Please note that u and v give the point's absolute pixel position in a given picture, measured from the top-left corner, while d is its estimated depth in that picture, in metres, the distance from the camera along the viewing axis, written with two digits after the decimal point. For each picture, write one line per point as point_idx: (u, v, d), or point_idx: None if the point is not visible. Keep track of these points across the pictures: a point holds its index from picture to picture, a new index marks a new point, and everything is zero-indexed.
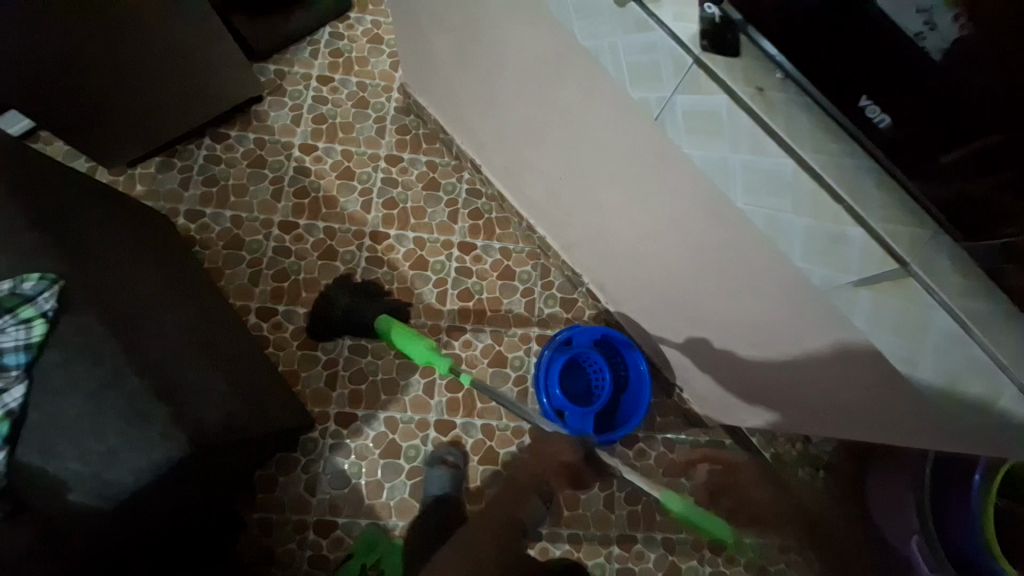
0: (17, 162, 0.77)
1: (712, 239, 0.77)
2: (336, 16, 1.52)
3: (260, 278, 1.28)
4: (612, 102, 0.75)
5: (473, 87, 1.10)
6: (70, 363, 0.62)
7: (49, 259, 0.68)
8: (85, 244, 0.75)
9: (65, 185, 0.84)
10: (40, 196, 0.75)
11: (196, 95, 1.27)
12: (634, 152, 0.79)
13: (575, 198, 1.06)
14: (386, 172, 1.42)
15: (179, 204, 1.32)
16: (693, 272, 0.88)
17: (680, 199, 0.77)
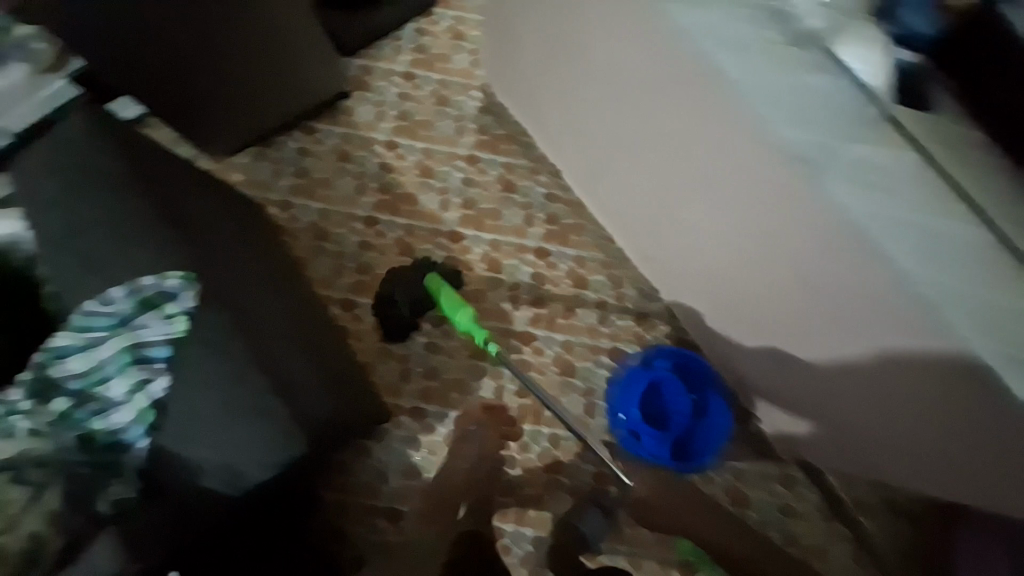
0: (149, 158, 0.81)
1: (788, 255, 0.80)
2: (420, 11, 1.52)
3: (343, 270, 1.34)
4: (717, 121, 0.75)
5: (565, 92, 1.06)
6: (205, 358, 0.66)
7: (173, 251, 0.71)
8: (208, 239, 0.79)
9: (187, 180, 0.88)
10: (168, 191, 0.79)
11: (292, 88, 1.31)
12: (725, 171, 0.80)
13: (649, 209, 1.04)
14: (464, 172, 1.43)
15: (271, 194, 1.38)
16: (750, 280, 0.91)
17: (762, 216, 0.79)
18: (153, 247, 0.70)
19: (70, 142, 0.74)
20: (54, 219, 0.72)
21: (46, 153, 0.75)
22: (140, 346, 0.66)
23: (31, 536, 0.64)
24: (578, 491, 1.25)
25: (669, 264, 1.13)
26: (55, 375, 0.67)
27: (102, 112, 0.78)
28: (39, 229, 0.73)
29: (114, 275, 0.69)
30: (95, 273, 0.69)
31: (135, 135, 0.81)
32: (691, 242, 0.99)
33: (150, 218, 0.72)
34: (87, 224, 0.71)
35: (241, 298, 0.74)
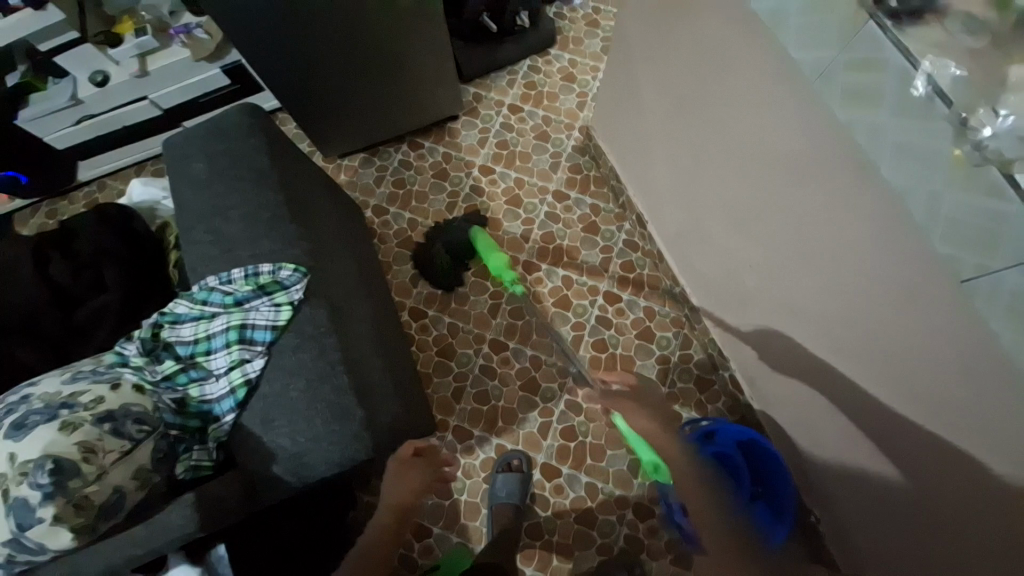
0: (289, 155, 0.90)
1: (909, 363, 0.70)
2: (538, 51, 1.60)
3: (419, 280, 1.39)
4: (849, 201, 0.67)
5: (676, 142, 1.05)
6: (299, 348, 0.70)
7: (296, 247, 0.77)
8: (321, 237, 0.85)
9: (313, 179, 0.96)
10: (298, 189, 0.86)
11: (409, 104, 1.41)
12: (852, 254, 0.71)
13: (749, 271, 1.01)
14: (551, 207, 1.45)
15: (370, 198, 1.48)
16: (856, 369, 0.83)
17: (888, 313, 0.70)
18: (277, 238, 0.77)
19: (228, 133, 0.84)
20: (198, 197, 0.80)
21: (202, 138, 0.84)
22: (246, 326, 0.70)
23: (116, 489, 0.63)
24: (608, 553, 1.19)
25: (762, 333, 1.06)
26: (168, 338, 0.73)
27: (261, 110, 0.87)
28: (182, 204, 0.81)
29: (240, 257, 0.76)
30: (224, 253, 0.77)
31: (282, 135, 0.90)
32: (786, 313, 0.95)
33: (278, 210, 0.79)
34: (225, 206, 0.79)
35: (338, 298, 0.79)
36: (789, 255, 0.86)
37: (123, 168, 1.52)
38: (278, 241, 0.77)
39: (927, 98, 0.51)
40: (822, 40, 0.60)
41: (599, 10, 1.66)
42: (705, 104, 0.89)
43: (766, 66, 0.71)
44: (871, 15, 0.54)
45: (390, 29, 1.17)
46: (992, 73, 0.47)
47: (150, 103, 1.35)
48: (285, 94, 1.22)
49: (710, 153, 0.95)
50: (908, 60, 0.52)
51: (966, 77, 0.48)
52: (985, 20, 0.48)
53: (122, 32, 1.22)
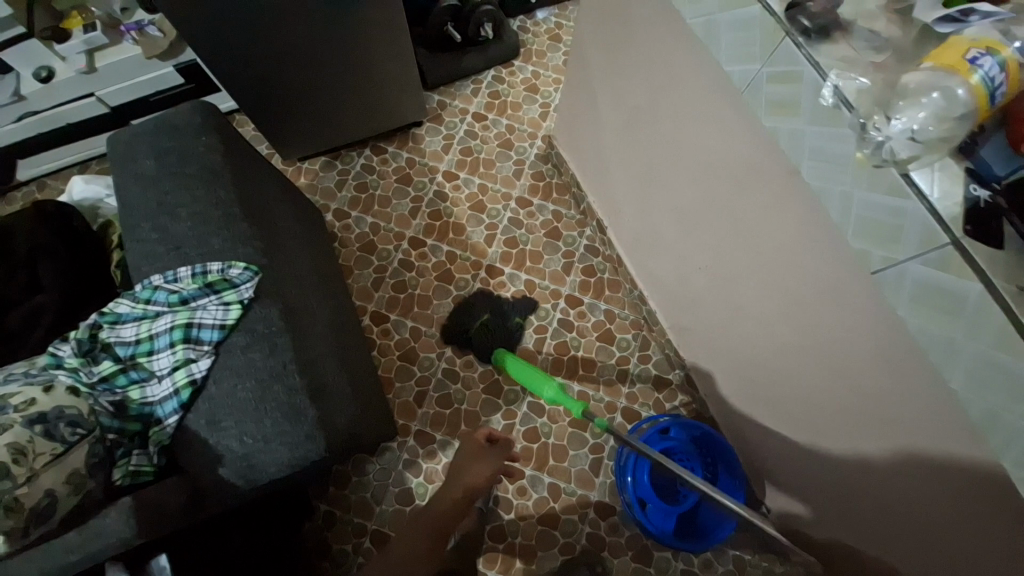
0: (243, 153, 0.88)
1: (836, 353, 0.75)
2: (503, 61, 1.64)
3: (381, 284, 1.38)
4: (778, 202, 0.72)
5: (630, 150, 1.10)
6: (249, 347, 0.68)
7: (250, 246, 0.76)
8: (275, 236, 0.83)
9: (269, 180, 0.95)
10: (252, 187, 0.85)
11: (371, 109, 1.41)
12: (784, 254, 0.76)
13: (698, 272, 1.05)
14: (514, 213, 1.48)
15: (331, 201, 1.46)
16: (794, 361, 0.88)
17: (816, 307, 0.75)
18: (228, 235, 0.75)
19: (179, 129, 0.82)
20: (145, 193, 0.78)
21: (151, 134, 0.82)
22: (192, 325, 0.67)
23: (49, 492, 0.61)
24: (572, 554, 1.19)
25: (711, 331, 1.12)
26: (107, 338, 0.68)
27: (216, 108, 0.86)
28: (127, 200, 0.79)
29: (189, 256, 0.74)
30: (170, 251, 0.74)
31: (236, 133, 0.88)
32: (733, 312, 1.00)
33: (231, 208, 0.77)
34: (173, 202, 0.77)
35: (293, 297, 0.78)
36: (732, 256, 0.91)
37: (65, 167, 1.44)
38: (228, 239, 0.75)
39: (834, 107, 0.57)
40: (748, 54, 0.66)
41: (561, 25, 1.72)
42: (654, 113, 0.94)
43: (703, 75, 0.75)
44: (786, 33, 0.60)
45: (353, 33, 1.17)
46: (889, 81, 0.53)
47: (97, 101, 1.29)
48: (242, 95, 1.20)
49: (660, 159, 1.00)
50: (819, 72, 0.58)
51: (869, 87, 0.55)
52: (885, 38, 0.57)
53: (70, 27, 1.17)
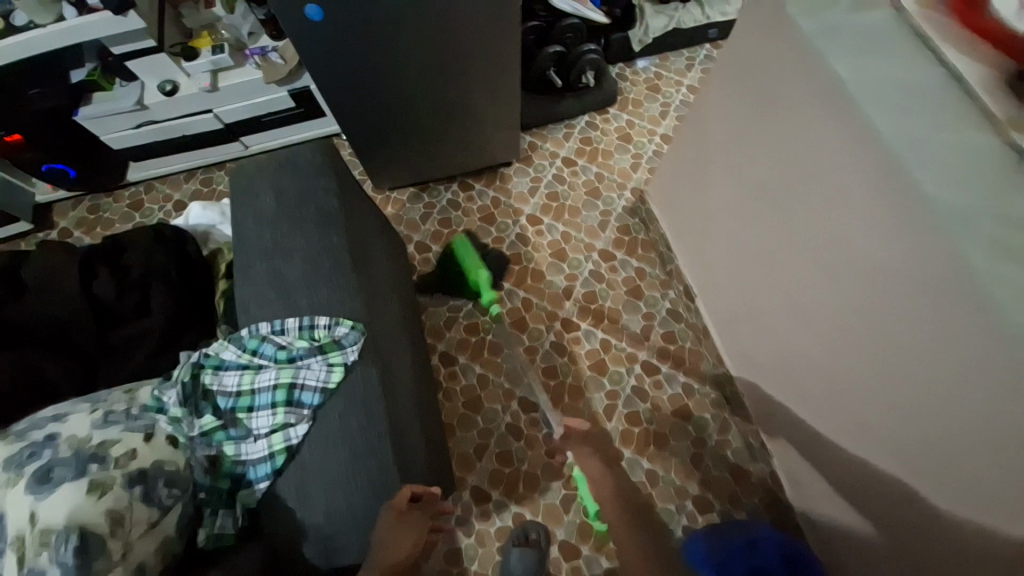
0: (354, 197, 0.87)
1: (998, 516, 0.65)
2: (598, 108, 1.61)
3: (453, 324, 1.35)
4: (962, 335, 0.61)
5: (740, 226, 1.01)
6: (348, 414, 0.66)
7: (356, 301, 0.73)
8: (377, 286, 0.81)
9: (371, 220, 0.94)
10: (360, 232, 0.83)
11: (466, 146, 1.40)
12: (950, 390, 0.66)
13: (807, 369, 0.95)
14: (596, 265, 1.42)
15: (414, 233, 1.46)
16: (928, 502, 0.77)
17: (983, 458, 0.65)
18: (338, 286, 0.74)
19: (301, 170, 0.82)
20: (262, 232, 0.78)
21: (273, 172, 0.82)
22: (295, 387, 0.66)
23: (140, 567, 0.58)
24: None
25: (814, 436, 1.00)
26: (209, 385, 0.69)
27: (336, 150, 0.86)
28: (243, 238, 0.79)
29: (297, 305, 0.73)
30: (279, 298, 0.73)
31: (350, 174, 0.88)
32: (849, 425, 0.89)
33: (343, 259, 0.76)
34: (289, 246, 0.76)
35: (390, 356, 0.75)
36: (863, 368, 0.80)
37: (172, 173, 1.51)
38: (337, 292, 0.73)
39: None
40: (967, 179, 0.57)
41: (661, 75, 1.67)
42: (785, 203, 0.84)
43: (873, 186, 0.65)
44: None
45: (464, 74, 1.17)
46: None
47: (214, 118, 1.35)
48: (349, 124, 1.22)
49: (780, 249, 0.90)
50: None
51: None
52: None
53: (199, 46, 1.25)
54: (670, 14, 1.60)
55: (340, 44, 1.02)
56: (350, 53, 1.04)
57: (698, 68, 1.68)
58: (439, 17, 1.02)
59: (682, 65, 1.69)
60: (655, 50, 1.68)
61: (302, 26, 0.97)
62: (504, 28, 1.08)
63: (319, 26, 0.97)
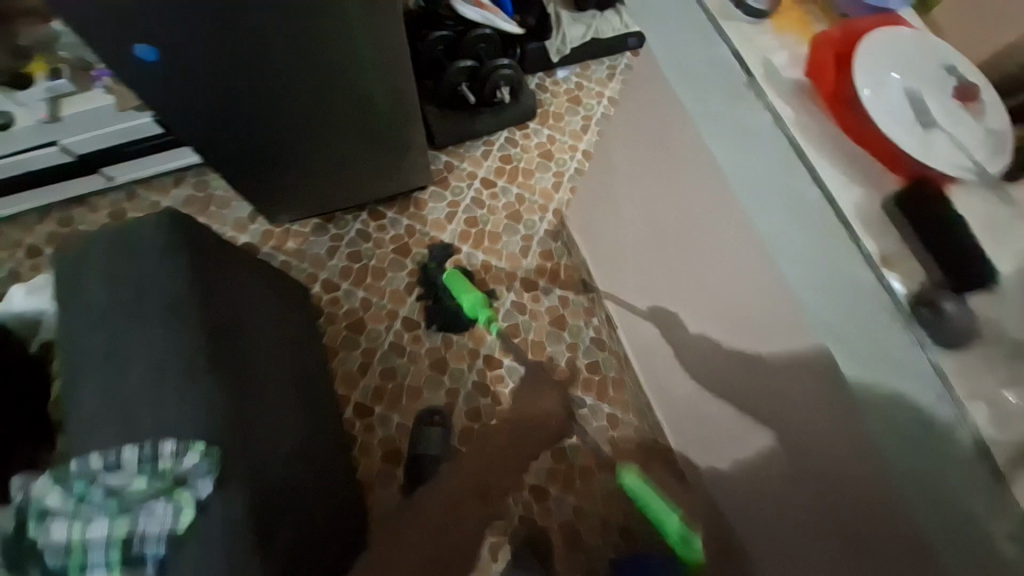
0: (212, 264, 0.76)
1: None
2: (517, 123, 1.53)
3: (368, 370, 1.26)
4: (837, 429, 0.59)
5: (651, 260, 0.97)
6: (202, 557, 0.57)
7: (215, 407, 0.63)
8: (249, 371, 0.72)
9: (237, 282, 0.83)
10: (221, 309, 0.72)
11: (371, 171, 1.28)
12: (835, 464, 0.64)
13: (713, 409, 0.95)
14: (518, 295, 1.36)
15: (320, 270, 1.33)
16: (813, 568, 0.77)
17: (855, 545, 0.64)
18: (188, 391, 0.63)
19: (138, 250, 0.70)
20: (97, 333, 0.68)
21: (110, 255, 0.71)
22: (135, 540, 0.57)
23: None
24: None
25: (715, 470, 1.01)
26: (31, 542, 0.59)
27: (186, 217, 0.75)
28: (80, 343, 0.68)
29: (140, 423, 0.62)
30: (111, 411, 0.63)
31: (204, 239, 0.77)
32: (748, 471, 0.90)
33: (195, 355, 0.65)
34: (128, 345, 0.66)
35: (265, 467, 0.66)
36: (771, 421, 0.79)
37: (22, 214, 1.31)
38: (189, 400, 0.63)
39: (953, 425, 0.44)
40: (836, 290, 0.51)
41: (582, 86, 1.62)
42: (693, 252, 0.80)
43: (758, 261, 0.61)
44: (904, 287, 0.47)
45: (351, 96, 1.04)
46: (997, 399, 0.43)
47: (60, 150, 1.15)
48: (224, 159, 1.07)
49: (689, 296, 0.87)
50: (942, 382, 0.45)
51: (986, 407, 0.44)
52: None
53: (33, 72, 1.06)
54: (588, 22, 1.54)
55: (196, 82, 0.88)
56: (212, 88, 0.90)
57: (619, 78, 1.64)
58: (317, 45, 0.90)
59: (604, 75, 1.64)
60: (576, 59, 1.62)
61: (143, 63, 0.82)
62: (389, 49, 0.98)
63: (164, 62, 0.82)
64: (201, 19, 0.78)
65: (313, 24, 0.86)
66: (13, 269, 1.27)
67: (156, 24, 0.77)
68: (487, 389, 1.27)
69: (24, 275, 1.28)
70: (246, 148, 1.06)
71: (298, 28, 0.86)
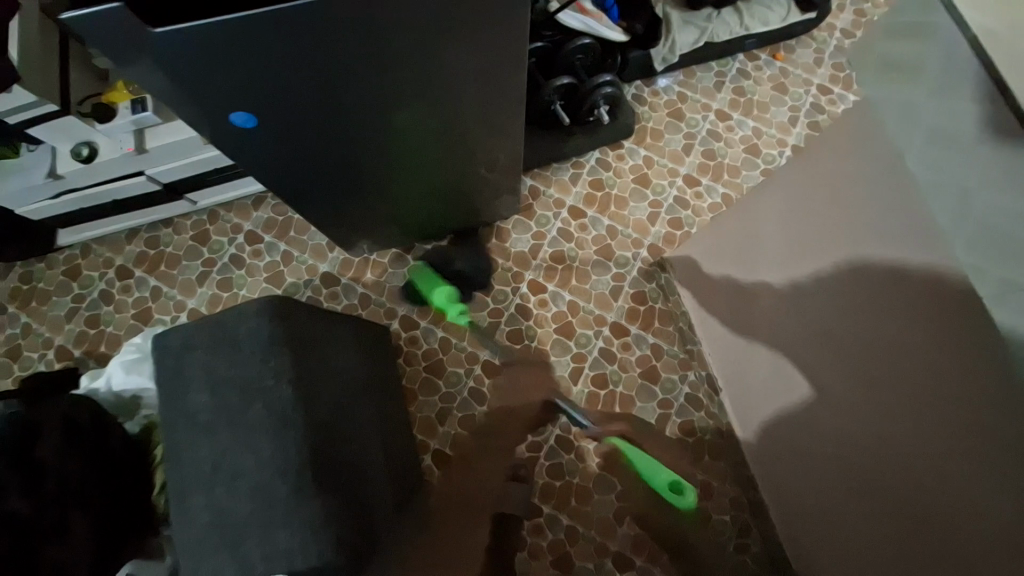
0: (308, 345, 0.83)
1: None
2: (610, 143, 1.37)
3: (447, 418, 1.21)
4: None
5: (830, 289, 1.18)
6: None
7: (321, 509, 0.75)
8: (350, 457, 0.81)
9: (331, 344, 0.88)
10: (319, 398, 0.80)
11: (457, 205, 1.18)
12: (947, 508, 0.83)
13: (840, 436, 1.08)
14: (606, 342, 1.25)
15: (398, 305, 1.27)
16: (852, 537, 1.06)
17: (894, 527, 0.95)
18: (291, 489, 0.75)
19: (241, 348, 0.80)
20: (195, 430, 0.77)
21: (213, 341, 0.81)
22: None
23: None
24: None
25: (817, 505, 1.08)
26: None
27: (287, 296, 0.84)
28: (184, 448, 0.77)
29: (251, 532, 0.74)
30: (221, 477, 0.76)
31: (305, 318, 0.85)
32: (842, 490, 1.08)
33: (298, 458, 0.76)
34: (234, 442, 0.76)
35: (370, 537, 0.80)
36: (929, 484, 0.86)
37: (112, 232, 1.30)
38: (290, 513, 0.74)
39: None
40: None
41: (686, 97, 1.41)
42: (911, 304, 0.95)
43: None
44: None
45: (445, 134, 0.92)
46: None
47: (147, 180, 1.14)
48: (313, 197, 1.00)
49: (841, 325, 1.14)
50: None
51: None
52: None
53: (115, 102, 1.03)
54: (701, 25, 1.33)
55: (300, 129, 0.81)
56: (303, 145, 0.85)
57: (729, 87, 1.41)
58: (406, 94, 0.80)
59: (711, 83, 1.42)
60: (680, 66, 1.41)
61: (238, 128, 0.78)
62: (490, 82, 0.84)
63: (262, 125, 0.78)
64: (294, 84, 0.73)
65: (409, 74, 0.77)
66: (101, 289, 1.28)
67: (252, 93, 0.73)
68: (570, 444, 1.19)
69: (114, 296, 1.28)
70: (331, 188, 0.98)
71: (389, 81, 0.77)
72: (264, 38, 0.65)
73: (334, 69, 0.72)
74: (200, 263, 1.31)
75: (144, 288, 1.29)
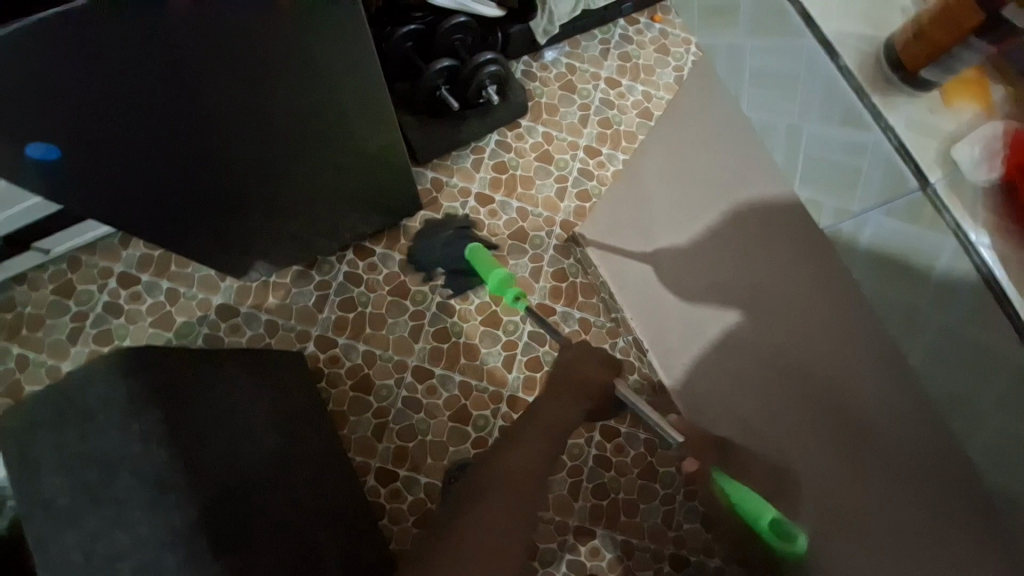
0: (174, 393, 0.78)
1: None
2: (508, 124, 1.34)
3: (384, 433, 1.15)
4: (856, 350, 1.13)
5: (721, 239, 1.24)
6: None
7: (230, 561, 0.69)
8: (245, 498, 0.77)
9: (206, 390, 0.83)
10: (198, 443, 0.76)
11: (351, 210, 1.10)
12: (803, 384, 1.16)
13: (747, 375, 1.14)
14: (535, 325, 1.24)
15: (312, 327, 1.19)
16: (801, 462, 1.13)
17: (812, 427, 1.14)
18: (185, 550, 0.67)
19: (95, 415, 0.73)
20: (63, 518, 0.70)
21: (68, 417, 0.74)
22: None
23: None
24: None
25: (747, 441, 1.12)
26: None
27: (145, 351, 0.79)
28: (56, 536, 0.70)
29: None
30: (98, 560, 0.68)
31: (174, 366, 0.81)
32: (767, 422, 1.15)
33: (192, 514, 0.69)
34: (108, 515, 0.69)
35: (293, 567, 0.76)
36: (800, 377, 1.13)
37: None
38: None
39: None
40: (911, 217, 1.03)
41: (574, 68, 1.41)
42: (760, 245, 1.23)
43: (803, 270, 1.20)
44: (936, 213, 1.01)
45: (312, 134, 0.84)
46: None
47: None
48: (172, 230, 0.88)
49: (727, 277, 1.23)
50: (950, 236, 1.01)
51: None
52: None
53: None
54: None
55: (120, 157, 0.69)
56: (130, 177, 0.73)
57: (615, 54, 1.42)
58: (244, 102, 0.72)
59: (597, 52, 1.42)
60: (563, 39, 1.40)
61: (37, 163, 0.65)
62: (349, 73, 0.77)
63: (68, 159, 0.65)
64: (90, 101, 0.60)
65: (243, 71, 0.67)
66: None
67: (46, 119, 0.60)
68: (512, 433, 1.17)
69: None
70: (193, 215, 0.88)
71: (224, 85, 0.67)
72: (50, 61, 0.54)
73: (148, 79, 0.61)
74: (70, 319, 1.14)
75: (6, 360, 1.11)
